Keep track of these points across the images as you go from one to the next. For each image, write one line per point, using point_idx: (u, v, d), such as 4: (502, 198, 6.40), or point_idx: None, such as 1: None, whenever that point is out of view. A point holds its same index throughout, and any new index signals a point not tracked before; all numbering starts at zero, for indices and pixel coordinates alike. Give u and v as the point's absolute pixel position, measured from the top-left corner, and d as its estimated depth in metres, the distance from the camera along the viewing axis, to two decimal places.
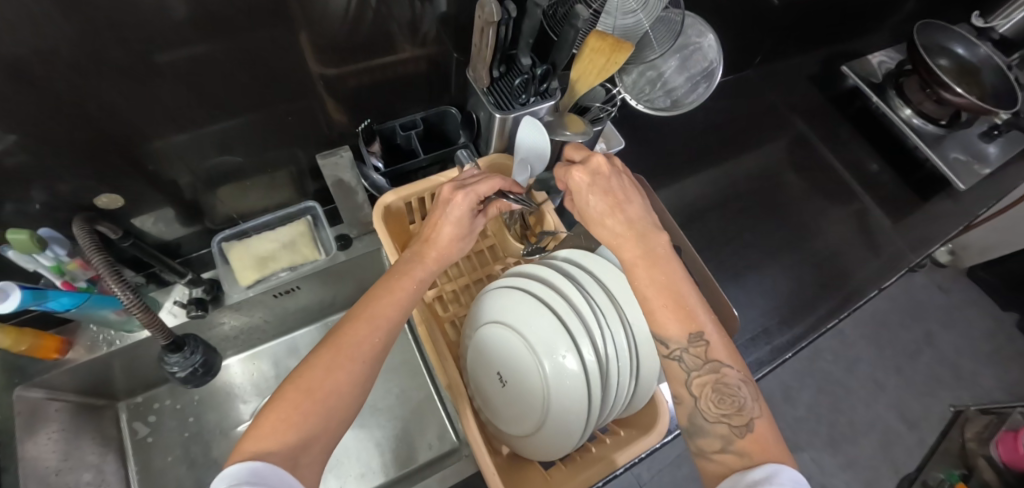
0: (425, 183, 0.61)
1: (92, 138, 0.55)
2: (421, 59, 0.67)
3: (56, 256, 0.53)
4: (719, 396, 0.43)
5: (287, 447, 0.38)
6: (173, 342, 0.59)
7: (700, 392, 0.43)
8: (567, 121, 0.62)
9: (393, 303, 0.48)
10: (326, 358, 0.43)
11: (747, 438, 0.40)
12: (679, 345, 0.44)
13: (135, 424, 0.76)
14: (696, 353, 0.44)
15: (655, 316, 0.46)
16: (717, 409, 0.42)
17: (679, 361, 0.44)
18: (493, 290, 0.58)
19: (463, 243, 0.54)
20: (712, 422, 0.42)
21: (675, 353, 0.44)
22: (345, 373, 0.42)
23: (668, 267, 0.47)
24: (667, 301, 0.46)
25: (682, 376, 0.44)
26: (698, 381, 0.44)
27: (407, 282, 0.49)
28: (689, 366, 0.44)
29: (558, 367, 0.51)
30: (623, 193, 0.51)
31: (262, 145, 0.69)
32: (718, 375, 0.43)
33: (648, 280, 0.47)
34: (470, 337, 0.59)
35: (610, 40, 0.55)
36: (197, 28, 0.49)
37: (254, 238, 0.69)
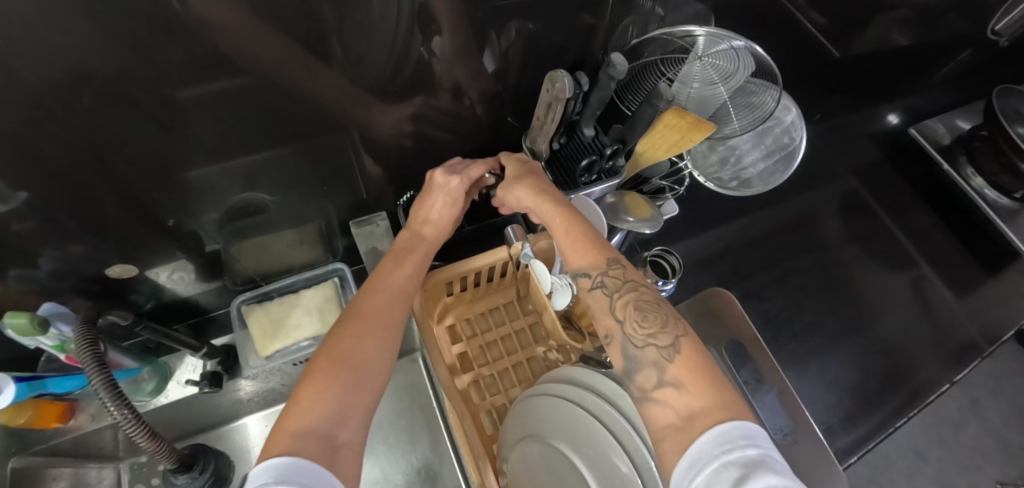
0: (477, 260, 0.57)
1: (108, 199, 0.50)
2: (468, 119, 0.62)
3: (60, 335, 0.48)
4: (643, 315, 0.40)
5: (324, 425, 0.37)
6: (181, 462, 0.54)
7: (624, 314, 0.41)
8: (630, 204, 0.56)
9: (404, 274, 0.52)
10: (353, 330, 0.44)
11: (678, 363, 0.36)
12: (597, 272, 0.43)
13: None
14: (614, 276, 0.43)
15: (571, 256, 0.46)
16: (643, 331, 0.39)
17: (600, 288, 0.43)
18: (536, 391, 0.53)
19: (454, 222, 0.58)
20: (641, 347, 0.39)
21: (597, 281, 0.43)
22: (363, 352, 0.43)
23: (582, 218, 0.47)
24: (580, 234, 0.46)
25: (605, 304, 0.42)
26: (621, 305, 0.42)
27: (416, 257, 0.54)
28: (610, 289, 0.42)
29: (611, 478, 0.43)
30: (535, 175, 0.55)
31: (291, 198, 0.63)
32: (639, 294, 0.42)
33: (558, 218, 0.47)
34: (513, 443, 0.53)
35: (690, 119, 0.49)
36: (228, 80, 0.43)
37: (276, 301, 0.63)
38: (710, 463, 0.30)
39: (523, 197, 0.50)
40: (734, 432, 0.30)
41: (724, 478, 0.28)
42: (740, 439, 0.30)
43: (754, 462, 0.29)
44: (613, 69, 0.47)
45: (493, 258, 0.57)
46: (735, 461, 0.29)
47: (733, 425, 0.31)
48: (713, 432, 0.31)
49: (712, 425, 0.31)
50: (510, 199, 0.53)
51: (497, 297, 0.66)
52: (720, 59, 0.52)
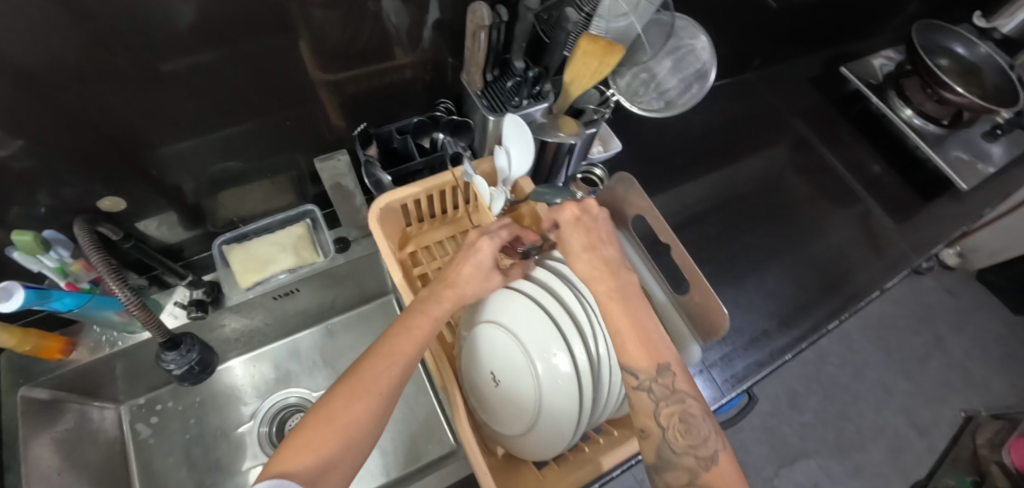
0: (426, 182, 0.61)
1: (95, 143, 0.56)
2: (418, 65, 0.68)
3: (60, 257, 0.55)
4: (686, 426, 0.45)
5: (310, 473, 0.41)
6: (168, 340, 0.61)
7: (668, 423, 0.45)
8: (561, 122, 0.63)
9: (410, 340, 0.49)
10: (344, 393, 0.45)
11: (711, 473, 0.43)
12: (647, 376, 0.47)
13: (139, 425, 0.76)
14: (663, 384, 0.46)
15: (624, 350, 0.48)
16: (684, 441, 0.45)
17: (647, 391, 0.46)
18: (486, 292, 0.58)
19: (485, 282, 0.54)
20: (679, 454, 0.44)
21: (644, 385, 0.47)
22: (365, 407, 0.44)
23: (639, 308, 0.50)
24: (638, 335, 0.48)
25: (651, 408, 0.46)
26: (666, 412, 0.46)
27: (424, 322, 0.50)
28: (658, 397, 0.46)
29: (548, 358, 0.51)
30: (601, 232, 0.54)
31: (262, 150, 0.70)
32: (684, 406, 0.46)
33: (622, 316, 0.49)
34: (465, 337, 0.59)
35: (601, 42, 0.55)
36: (199, 33, 0.50)
37: (253, 240, 0.70)
38: None
39: (584, 274, 0.52)
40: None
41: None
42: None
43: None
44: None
45: (440, 181, 0.62)
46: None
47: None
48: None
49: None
50: (569, 265, 0.53)
51: (454, 226, 0.72)
52: None
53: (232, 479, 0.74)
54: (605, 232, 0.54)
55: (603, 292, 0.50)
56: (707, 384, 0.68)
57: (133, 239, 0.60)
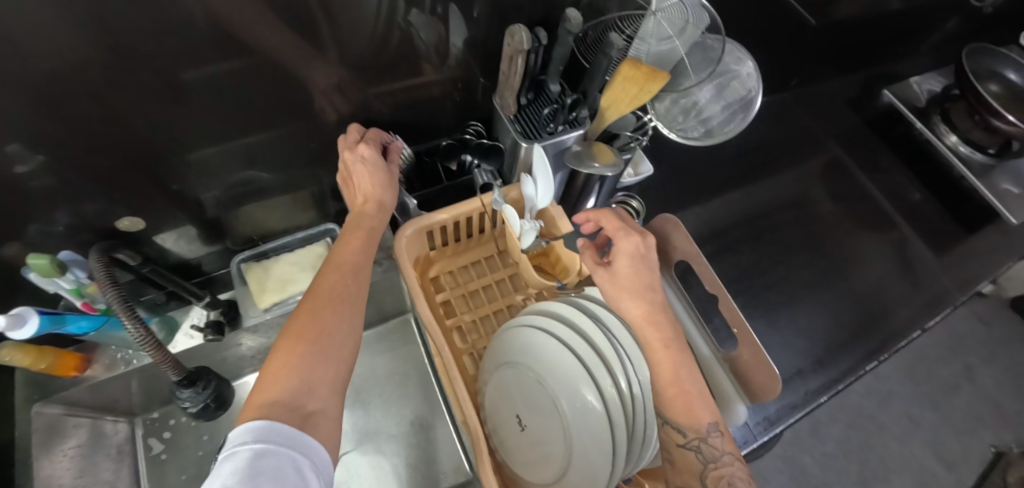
0: (453, 209, 0.59)
1: (114, 159, 0.54)
2: (447, 83, 0.66)
3: (77, 279, 0.53)
4: None
5: (291, 397, 0.39)
6: (185, 378, 0.59)
7: None
8: (596, 151, 0.59)
9: (352, 250, 0.51)
10: (307, 309, 0.45)
11: None
12: (696, 435, 0.41)
13: (150, 440, 0.75)
14: (713, 446, 0.41)
15: (670, 401, 0.43)
16: None
17: (695, 450, 0.41)
18: (510, 327, 0.55)
19: (389, 181, 0.57)
20: None
21: (691, 443, 0.41)
22: (333, 312, 0.45)
23: (690, 363, 0.44)
24: (684, 389, 0.43)
25: (696, 467, 0.41)
26: (713, 476, 0.40)
27: (360, 232, 0.53)
28: (706, 457, 0.41)
29: (579, 404, 0.48)
30: (652, 276, 0.48)
31: (282, 166, 0.67)
32: (733, 471, 0.39)
33: (669, 363, 0.44)
34: (488, 375, 0.56)
35: (645, 69, 0.52)
36: (222, 50, 0.48)
37: (273, 259, 0.68)
38: None
39: (632, 316, 0.46)
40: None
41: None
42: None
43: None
44: (568, 24, 0.51)
45: (467, 209, 0.59)
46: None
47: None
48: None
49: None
50: (618, 302, 0.47)
51: (479, 251, 0.69)
52: (672, 13, 0.55)
53: None
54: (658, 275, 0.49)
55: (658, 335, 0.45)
56: (739, 427, 0.65)
57: (150, 262, 0.60)
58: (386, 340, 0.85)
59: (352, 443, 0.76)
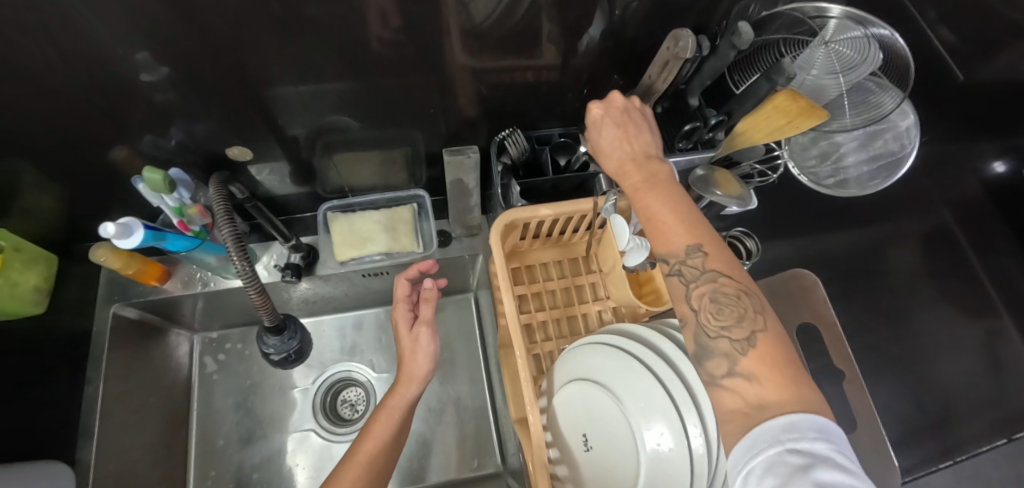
0: (560, 206, 0.56)
1: (234, 92, 0.53)
2: (580, 77, 0.61)
3: (179, 199, 0.53)
4: (718, 306, 0.37)
5: None
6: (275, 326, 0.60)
7: (700, 305, 0.38)
8: (718, 179, 0.54)
9: (372, 438, 0.51)
10: None
11: (753, 356, 0.34)
12: (677, 258, 0.39)
13: (206, 358, 0.77)
14: (693, 264, 0.38)
15: (662, 234, 0.40)
16: (718, 321, 0.36)
17: (678, 275, 0.39)
18: (592, 344, 0.53)
19: (427, 357, 0.55)
20: (714, 338, 0.36)
21: (674, 267, 0.39)
22: None
23: (672, 188, 0.42)
24: (670, 214, 0.41)
25: (680, 292, 0.39)
26: (697, 293, 0.38)
27: (386, 414, 0.53)
28: (686, 278, 0.38)
29: (658, 452, 0.44)
30: (635, 123, 0.47)
31: (388, 125, 0.64)
32: (718, 284, 0.37)
33: (656, 200, 0.41)
34: (558, 384, 0.55)
35: (803, 103, 0.47)
36: (370, 8, 0.45)
37: (358, 214, 0.66)
38: (772, 445, 0.30)
39: (613, 171, 0.45)
40: (804, 423, 0.30)
41: (787, 462, 0.28)
42: (811, 431, 0.29)
43: (820, 456, 0.28)
44: (739, 39, 0.46)
45: (573, 208, 0.56)
46: (799, 449, 0.29)
47: (804, 416, 0.30)
48: (774, 422, 0.30)
49: (780, 419, 0.30)
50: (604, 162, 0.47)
51: (564, 250, 0.66)
52: (843, 48, 0.51)
53: (279, 437, 0.73)
54: (647, 126, 0.48)
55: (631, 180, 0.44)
56: None
57: (254, 200, 0.59)
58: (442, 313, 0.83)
59: None
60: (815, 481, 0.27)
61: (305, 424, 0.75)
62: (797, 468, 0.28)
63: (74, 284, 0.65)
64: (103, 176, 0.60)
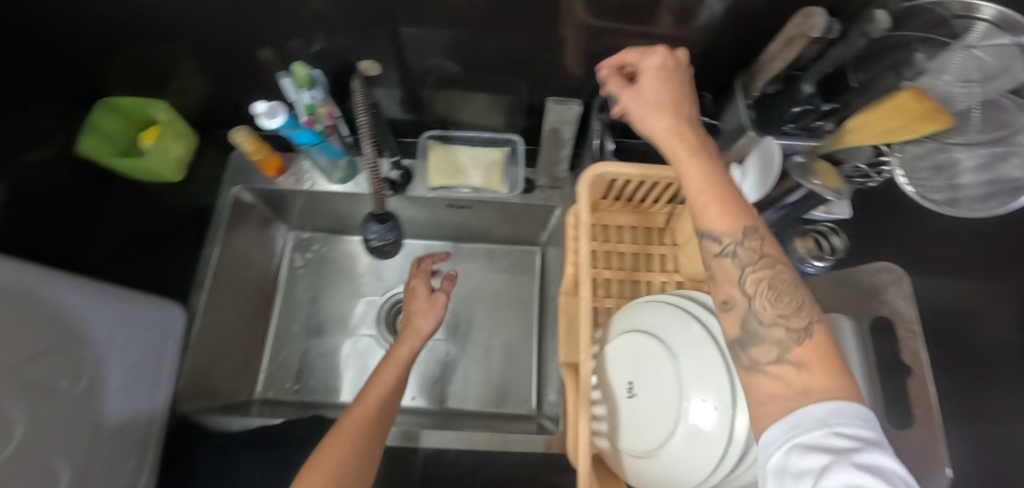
0: (649, 167, 0.57)
1: (368, 12, 0.57)
2: (701, 49, 0.60)
3: (312, 98, 0.58)
4: (775, 293, 0.35)
5: None
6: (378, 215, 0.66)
7: (755, 291, 0.36)
8: (817, 170, 0.53)
9: (376, 388, 0.53)
10: (336, 443, 0.47)
11: (806, 346, 0.33)
12: (730, 240, 0.37)
13: (296, 254, 0.85)
14: (751, 247, 0.36)
15: (702, 216, 0.38)
16: (774, 310, 0.35)
17: (731, 257, 0.37)
18: (654, 303, 0.55)
19: (430, 317, 0.62)
20: (767, 326, 0.34)
21: (728, 249, 0.37)
22: (353, 448, 0.47)
23: (719, 161, 0.40)
24: (717, 190, 0.39)
25: (734, 275, 0.37)
26: (753, 278, 0.36)
27: (396, 362, 0.57)
28: (743, 262, 0.36)
29: (703, 405, 0.45)
30: (682, 85, 0.44)
31: (498, 70, 0.66)
32: (776, 271, 0.36)
33: (702, 176, 0.39)
34: (613, 334, 0.57)
35: (926, 105, 0.46)
36: None
37: (455, 146, 0.71)
38: (816, 429, 0.29)
39: (659, 131, 0.42)
40: (851, 411, 0.29)
41: (832, 445, 0.28)
42: (858, 418, 0.29)
43: (866, 440, 0.28)
44: (872, 27, 0.45)
45: (660, 173, 0.57)
46: (845, 433, 0.28)
47: (850, 403, 0.30)
48: (816, 406, 0.30)
49: (822, 404, 0.30)
50: (646, 120, 0.43)
51: (641, 218, 0.68)
52: (983, 53, 0.48)
53: (344, 336, 0.80)
54: (688, 88, 0.44)
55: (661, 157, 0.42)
56: None
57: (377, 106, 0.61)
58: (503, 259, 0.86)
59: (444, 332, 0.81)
60: (859, 463, 0.27)
61: (369, 329, 0.81)
62: (841, 451, 0.28)
63: (205, 164, 0.74)
64: (244, 72, 0.66)
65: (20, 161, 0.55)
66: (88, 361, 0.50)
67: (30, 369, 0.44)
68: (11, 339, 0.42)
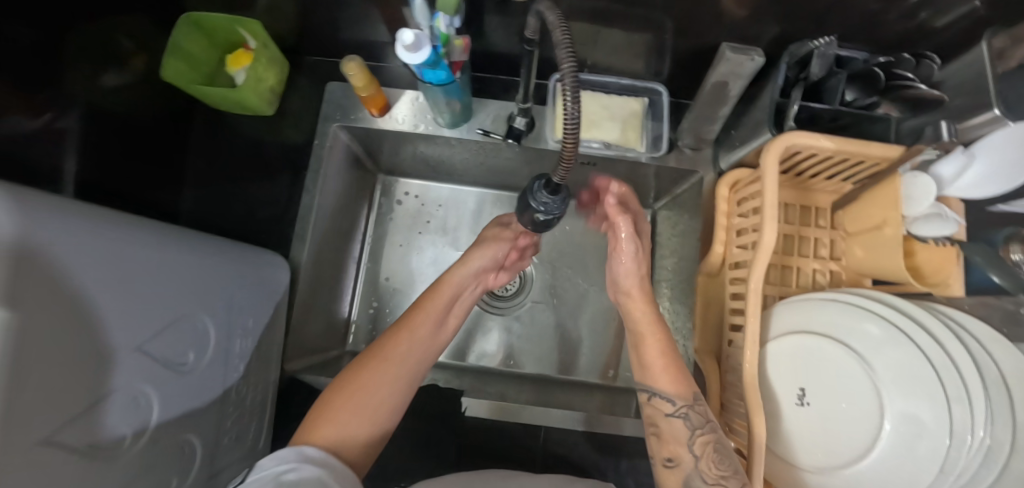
0: (850, 143, 0.48)
1: None
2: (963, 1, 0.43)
3: (448, 26, 0.47)
4: (721, 456, 0.43)
5: (332, 445, 0.40)
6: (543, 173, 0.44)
7: (702, 451, 0.44)
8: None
9: (422, 321, 0.48)
10: (371, 361, 0.44)
11: None
12: (676, 404, 0.45)
13: (383, 199, 0.77)
14: (699, 412, 0.45)
15: (652, 374, 0.47)
16: (716, 471, 0.42)
17: (684, 418, 0.45)
18: (833, 303, 0.48)
19: (472, 281, 0.53)
20: (711, 486, 0.42)
21: (680, 411, 0.45)
22: (390, 376, 0.44)
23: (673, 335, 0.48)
24: (669, 358, 0.47)
25: (684, 435, 0.44)
26: (701, 440, 0.44)
27: (440, 299, 0.50)
28: (693, 424, 0.44)
29: (915, 431, 0.42)
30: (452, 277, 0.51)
31: (654, 14, 0.51)
32: (717, 435, 0.44)
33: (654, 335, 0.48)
34: (773, 332, 0.50)
35: None
36: None
37: (590, 93, 0.62)
38: None
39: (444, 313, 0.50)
40: None
41: None
42: None
43: None
44: None
45: (859, 148, 0.48)
46: None
47: None
48: None
49: None
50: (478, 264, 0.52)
51: (798, 195, 0.59)
52: None
53: None
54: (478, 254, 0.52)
55: (629, 340, 0.51)
56: None
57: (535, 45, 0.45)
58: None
59: (544, 296, 0.74)
60: None
61: None
62: None
63: (295, 100, 0.66)
64: None
65: (96, 86, 0.51)
66: (207, 322, 0.44)
67: (153, 344, 0.38)
68: (129, 313, 0.36)
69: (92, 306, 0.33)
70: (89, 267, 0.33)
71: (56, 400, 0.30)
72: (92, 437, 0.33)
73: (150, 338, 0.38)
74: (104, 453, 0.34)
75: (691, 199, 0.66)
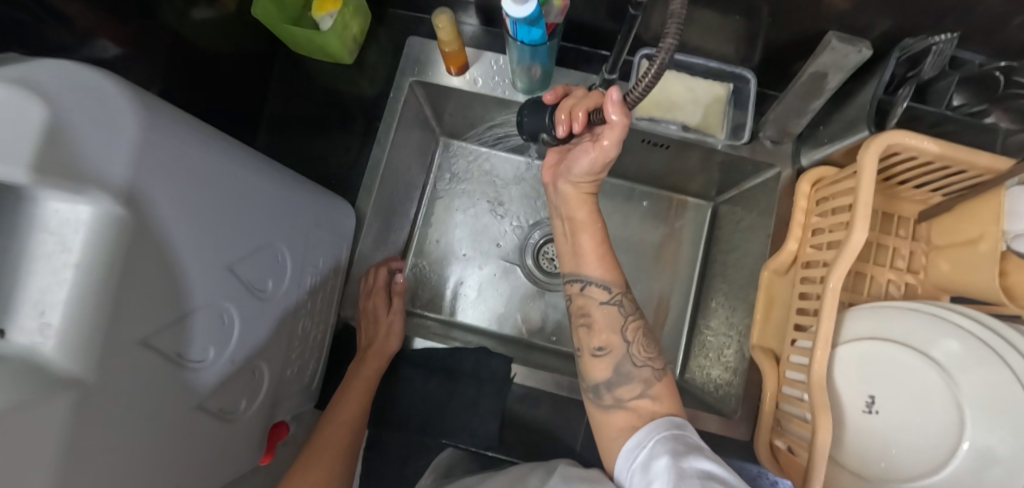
0: (957, 150, 0.46)
1: None
2: None
3: None
4: (644, 340, 0.48)
5: None
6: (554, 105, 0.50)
7: (632, 337, 0.47)
8: None
9: (348, 410, 0.55)
10: (313, 457, 0.52)
11: (660, 382, 0.46)
12: (611, 292, 0.48)
13: (443, 162, 0.76)
14: (630, 301, 0.49)
15: (585, 262, 0.49)
16: (643, 354, 0.47)
17: (617, 305, 0.48)
18: (912, 312, 0.46)
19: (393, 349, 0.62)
20: (638, 366, 0.46)
21: (614, 299, 0.48)
22: (325, 467, 0.52)
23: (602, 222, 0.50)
24: (591, 236, 0.50)
25: (619, 321, 0.47)
26: (632, 327, 0.48)
27: (365, 386, 0.57)
28: (625, 310, 0.48)
29: (991, 457, 0.40)
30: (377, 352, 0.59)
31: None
32: (641, 320, 0.49)
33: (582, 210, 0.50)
34: (842, 336, 0.48)
35: None
36: None
37: (675, 74, 0.60)
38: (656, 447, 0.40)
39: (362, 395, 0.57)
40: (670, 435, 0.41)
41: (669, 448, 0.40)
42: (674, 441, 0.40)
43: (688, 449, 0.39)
44: None
45: (966, 156, 0.46)
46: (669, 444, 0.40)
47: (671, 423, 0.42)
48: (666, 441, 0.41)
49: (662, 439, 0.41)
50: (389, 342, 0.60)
51: (883, 201, 0.57)
52: None
53: (483, 261, 0.73)
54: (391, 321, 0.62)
55: (559, 226, 0.52)
56: None
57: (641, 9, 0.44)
58: (645, 201, 0.77)
59: None
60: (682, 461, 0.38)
61: (511, 257, 0.73)
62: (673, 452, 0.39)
63: (373, 52, 0.66)
64: None
65: (187, 19, 0.52)
66: (284, 253, 0.45)
67: (241, 267, 0.39)
68: (223, 233, 0.37)
69: (196, 218, 0.33)
70: (196, 182, 0.33)
71: (154, 305, 0.31)
72: (181, 348, 0.34)
73: (238, 261, 0.39)
74: (190, 362, 0.35)
75: (761, 196, 0.64)
